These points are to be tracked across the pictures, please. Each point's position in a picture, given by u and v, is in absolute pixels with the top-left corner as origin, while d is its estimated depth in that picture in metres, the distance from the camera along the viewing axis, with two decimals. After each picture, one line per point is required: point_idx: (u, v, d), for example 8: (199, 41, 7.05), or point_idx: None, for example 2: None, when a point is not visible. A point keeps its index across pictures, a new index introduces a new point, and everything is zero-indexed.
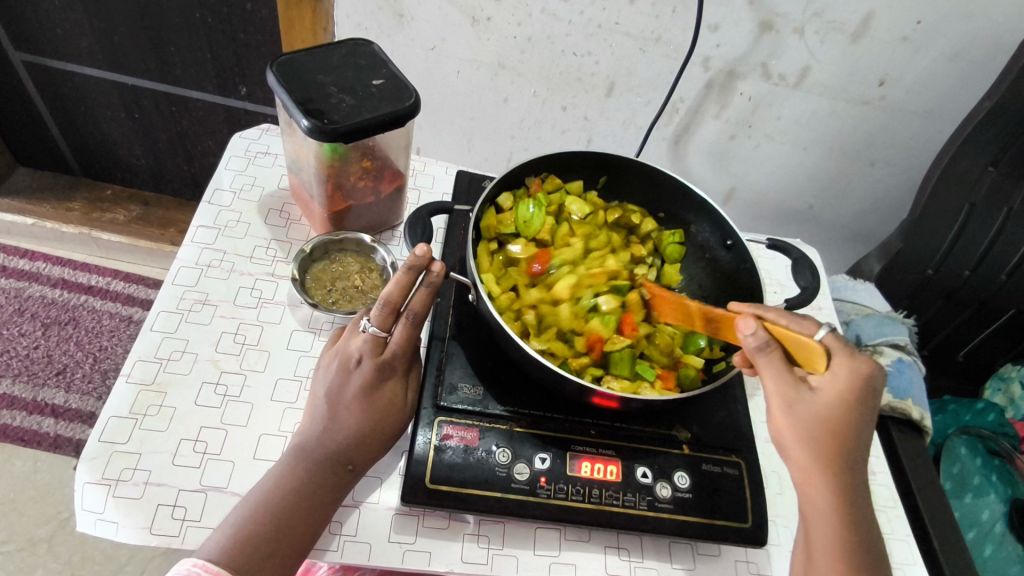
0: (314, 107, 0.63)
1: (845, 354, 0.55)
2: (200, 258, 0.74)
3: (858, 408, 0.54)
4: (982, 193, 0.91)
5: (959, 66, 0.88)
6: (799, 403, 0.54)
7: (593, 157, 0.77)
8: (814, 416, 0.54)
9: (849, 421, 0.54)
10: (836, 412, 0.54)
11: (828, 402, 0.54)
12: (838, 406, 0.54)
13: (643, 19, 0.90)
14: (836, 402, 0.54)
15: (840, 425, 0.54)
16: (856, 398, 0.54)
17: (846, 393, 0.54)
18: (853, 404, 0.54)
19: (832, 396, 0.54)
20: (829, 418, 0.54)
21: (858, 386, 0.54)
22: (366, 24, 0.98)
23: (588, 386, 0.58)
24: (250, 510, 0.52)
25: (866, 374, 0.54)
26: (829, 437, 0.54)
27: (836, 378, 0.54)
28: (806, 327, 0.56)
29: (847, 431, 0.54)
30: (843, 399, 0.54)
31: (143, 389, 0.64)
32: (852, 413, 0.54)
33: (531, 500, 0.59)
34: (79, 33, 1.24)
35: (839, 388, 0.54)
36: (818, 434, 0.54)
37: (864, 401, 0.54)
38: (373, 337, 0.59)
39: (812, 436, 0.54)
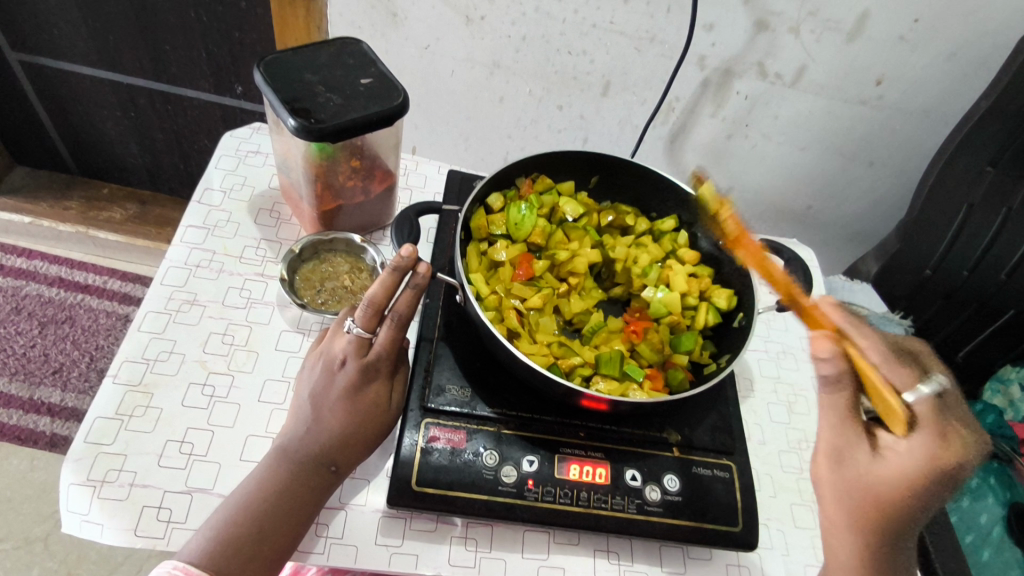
0: (301, 106, 0.63)
1: (930, 428, 0.46)
2: (189, 259, 0.74)
3: (919, 496, 0.47)
4: (980, 194, 0.90)
5: (957, 65, 0.87)
6: (847, 461, 0.51)
7: (585, 156, 0.76)
8: (859, 483, 0.50)
9: (902, 505, 0.48)
10: (885, 492, 0.48)
11: (880, 473, 0.48)
12: (887, 484, 0.48)
13: (638, 18, 0.90)
14: (887, 479, 0.48)
15: (891, 503, 0.48)
16: (920, 489, 0.47)
17: (906, 476, 0.47)
18: (911, 493, 0.47)
19: (887, 470, 0.48)
20: (875, 491, 0.49)
21: (924, 478, 0.46)
22: (359, 23, 0.98)
23: (576, 388, 0.58)
24: (231, 512, 0.52)
25: (946, 467, 0.45)
26: (869, 510, 0.50)
27: (902, 454, 0.47)
28: (904, 378, 0.49)
29: (902, 514, 0.48)
30: (898, 481, 0.47)
31: (130, 389, 0.63)
32: (910, 498, 0.47)
33: (519, 503, 0.58)
34: (75, 33, 1.24)
35: (900, 468, 0.47)
36: (854, 501, 0.50)
37: (936, 493, 0.46)
38: (357, 338, 0.59)
39: (849, 495, 0.51)
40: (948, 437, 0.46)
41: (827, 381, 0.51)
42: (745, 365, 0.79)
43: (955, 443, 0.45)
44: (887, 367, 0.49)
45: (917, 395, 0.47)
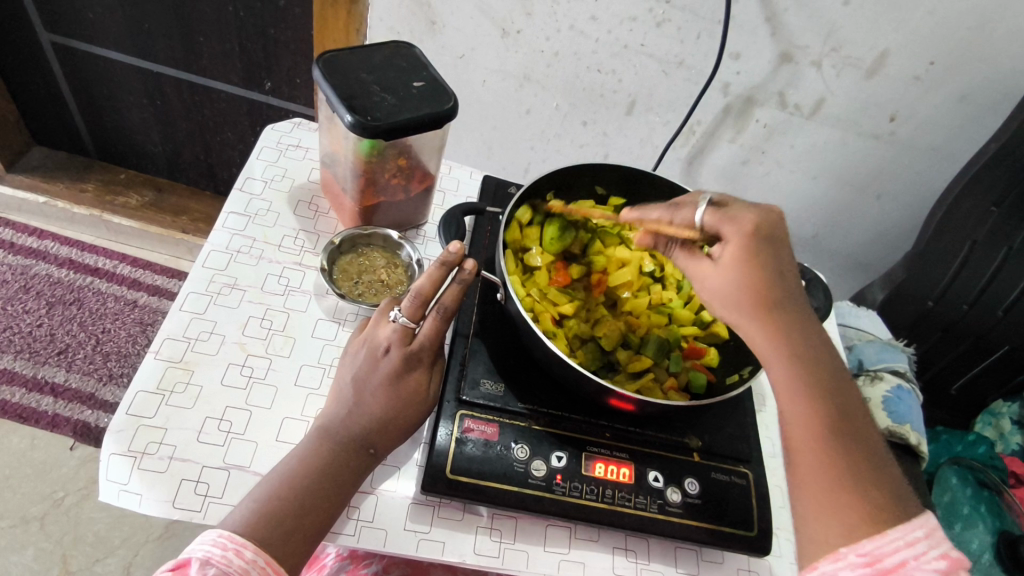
0: (358, 104, 0.66)
1: (724, 222, 0.56)
2: (230, 244, 0.76)
3: (767, 261, 0.55)
4: (985, 231, 0.94)
5: (967, 108, 0.92)
6: (704, 276, 0.58)
7: (622, 170, 0.80)
8: (721, 286, 0.56)
9: (776, 281, 0.55)
10: (751, 278, 0.55)
11: (735, 275, 0.55)
12: (745, 278, 0.55)
13: (668, 43, 0.94)
14: (731, 271, 0.55)
15: (760, 279, 0.55)
16: (763, 254, 0.55)
17: (745, 251, 0.55)
18: (758, 260, 0.55)
19: (731, 264, 0.55)
20: (754, 289, 0.55)
21: (749, 241, 0.54)
22: (399, 28, 1.01)
23: (608, 387, 0.60)
24: (275, 486, 0.54)
25: (756, 227, 0.55)
26: (755, 301, 0.55)
27: (729, 244, 0.55)
28: (683, 215, 0.58)
29: (774, 284, 0.55)
30: (746, 261, 0.55)
31: (171, 366, 0.65)
32: (769, 270, 0.55)
33: (546, 495, 0.60)
34: (110, 19, 1.26)
35: (738, 249, 0.55)
36: (764, 317, 0.55)
37: (767, 251, 0.55)
38: (403, 327, 0.62)
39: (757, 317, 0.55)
40: (738, 207, 0.57)
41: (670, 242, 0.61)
42: (759, 381, 0.81)
43: (745, 209, 0.56)
44: (672, 215, 0.59)
45: (701, 213, 0.57)
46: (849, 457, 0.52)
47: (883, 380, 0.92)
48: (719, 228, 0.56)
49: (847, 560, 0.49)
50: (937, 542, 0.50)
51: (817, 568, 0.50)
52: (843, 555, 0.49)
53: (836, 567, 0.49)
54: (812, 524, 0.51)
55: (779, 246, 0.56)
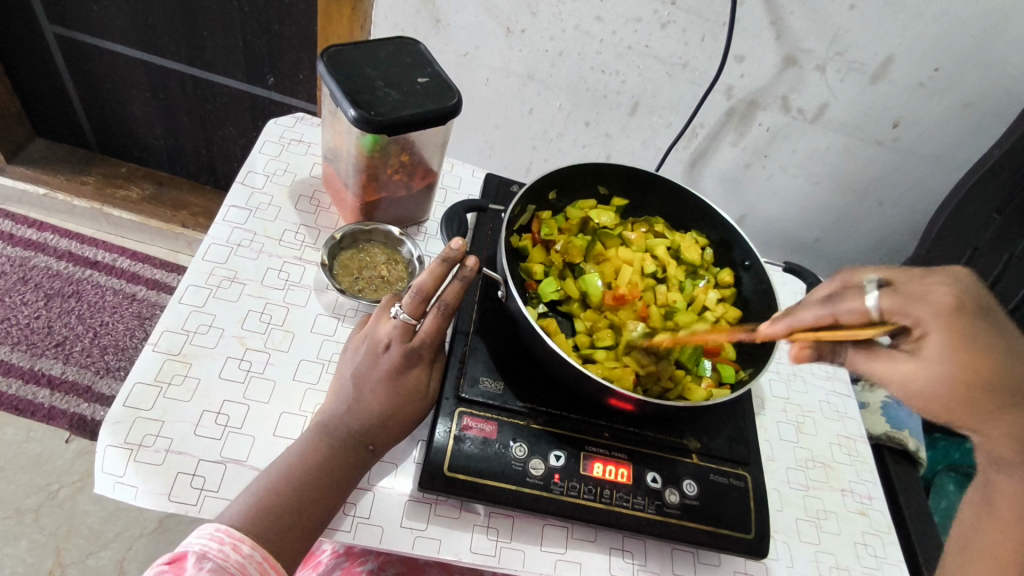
0: (363, 98, 0.65)
1: (911, 304, 0.55)
2: (230, 238, 0.75)
3: (976, 345, 0.54)
4: (986, 237, 0.93)
5: (969, 115, 0.92)
6: (906, 365, 0.56)
7: (624, 170, 0.80)
8: (934, 379, 0.54)
9: (998, 371, 0.54)
10: (960, 366, 0.54)
11: (945, 368, 0.54)
12: (955, 371, 0.54)
13: (673, 44, 0.94)
14: (938, 358, 0.54)
15: (988, 372, 0.54)
16: (977, 339, 0.54)
17: (953, 337, 0.54)
18: (969, 343, 0.54)
19: (938, 355, 0.54)
20: (969, 380, 0.54)
21: (955, 322, 0.54)
22: (403, 25, 1.01)
23: (608, 387, 0.60)
24: (273, 481, 0.54)
25: (956, 306, 0.54)
26: (964, 393, 0.54)
27: (926, 328, 0.55)
28: (850, 307, 0.56)
29: (994, 376, 0.55)
30: (955, 349, 0.54)
31: (169, 358, 0.64)
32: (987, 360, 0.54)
33: (544, 495, 0.60)
34: (115, 12, 1.26)
35: (940, 337, 0.54)
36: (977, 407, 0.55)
37: (974, 334, 0.54)
38: (403, 324, 0.62)
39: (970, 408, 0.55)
40: (920, 286, 0.56)
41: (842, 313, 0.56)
42: (759, 384, 0.81)
43: (940, 288, 0.55)
44: (835, 310, 0.56)
45: (874, 299, 0.55)
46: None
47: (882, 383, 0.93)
48: (904, 311, 0.55)
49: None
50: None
51: None
52: None
53: None
54: None
55: (989, 327, 0.55)
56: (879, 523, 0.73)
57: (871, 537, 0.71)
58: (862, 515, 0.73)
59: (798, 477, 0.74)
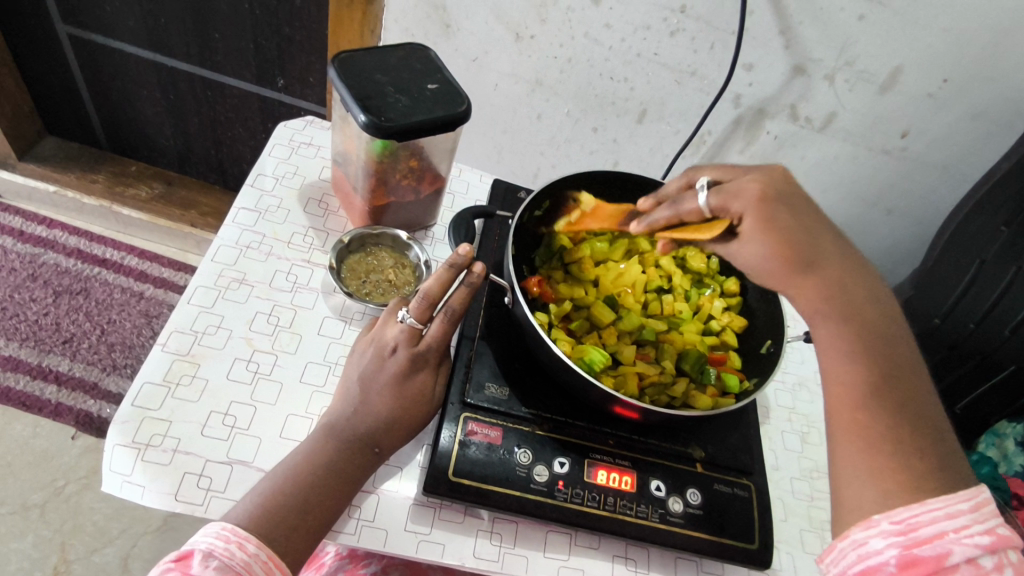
0: (372, 104, 0.66)
1: (732, 200, 0.59)
2: (240, 239, 0.76)
3: (789, 227, 0.57)
4: (993, 250, 0.92)
5: (978, 126, 0.92)
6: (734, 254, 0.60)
7: (629, 178, 0.80)
8: (742, 257, 0.59)
9: (802, 242, 0.57)
10: (776, 245, 0.57)
11: (756, 244, 0.57)
12: (768, 242, 0.57)
13: (682, 52, 0.94)
14: (756, 242, 0.57)
15: (795, 238, 0.57)
16: (783, 219, 0.57)
17: (765, 219, 0.57)
18: (780, 224, 0.57)
19: (752, 233, 0.58)
20: (782, 261, 0.57)
21: (763, 207, 0.57)
22: (413, 30, 1.02)
23: (613, 394, 0.60)
24: (278, 481, 0.55)
25: (762, 195, 0.58)
26: (788, 262, 0.57)
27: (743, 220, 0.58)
28: (688, 206, 0.61)
29: (802, 241, 0.57)
30: (767, 226, 0.57)
31: (178, 358, 0.65)
32: (799, 236, 0.57)
33: (548, 501, 0.60)
34: (127, 12, 1.27)
35: (755, 225, 0.57)
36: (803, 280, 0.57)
37: (787, 215, 0.57)
38: (409, 328, 0.62)
39: (794, 283, 0.57)
40: (739, 183, 0.60)
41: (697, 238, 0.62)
42: (763, 393, 0.81)
43: (748, 181, 0.60)
44: (678, 211, 0.61)
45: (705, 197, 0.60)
46: (896, 416, 0.52)
47: None
48: (728, 208, 0.59)
49: (880, 527, 0.48)
50: (982, 517, 0.47)
51: (850, 533, 0.49)
52: (876, 522, 0.48)
53: (868, 535, 0.48)
54: (850, 489, 0.51)
55: (793, 207, 0.58)
56: None
57: None
58: None
59: (802, 487, 0.74)
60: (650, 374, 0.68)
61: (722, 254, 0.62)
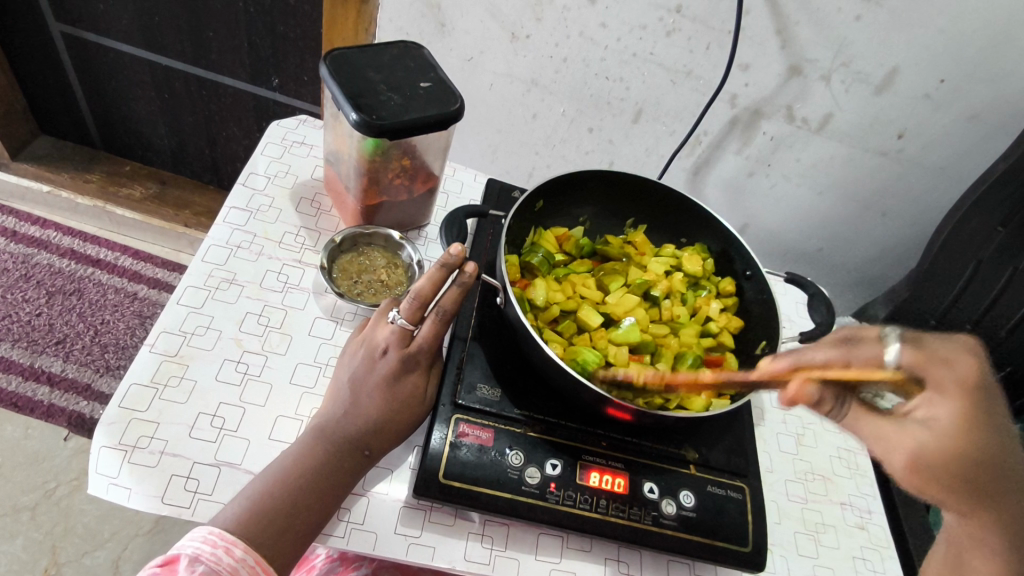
0: (364, 102, 0.65)
1: (935, 366, 0.51)
2: (230, 239, 0.75)
3: (992, 424, 0.50)
4: (990, 251, 0.92)
5: (975, 128, 0.91)
6: (916, 447, 0.51)
7: (625, 179, 0.79)
8: (926, 455, 0.50)
9: (997, 457, 0.50)
10: (971, 458, 0.49)
11: (947, 449, 0.50)
12: (964, 448, 0.49)
13: (678, 52, 0.93)
14: (950, 435, 0.49)
15: (985, 454, 0.50)
16: (989, 427, 0.50)
17: (971, 420, 0.49)
18: (981, 420, 0.50)
19: (951, 432, 0.50)
20: (968, 466, 0.50)
21: (974, 395, 0.50)
22: (407, 29, 1.01)
23: (605, 396, 0.60)
24: (266, 484, 0.54)
25: (974, 390, 0.50)
26: (976, 477, 0.50)
27: (944, 402, 0.50)
28: (864, 355, 0.53)
29: (994, 458, 0.50)
30: (967, 428, 0.49)
31: (167, 359, 0.64)
32: (992, 434, 0.50)
33: (540, 504, 0.60)
34: (121, 11, 1.26)
35: (959, 414, 0.50)
36: (979, 489, 0.51)
37: (988, 408, 0.50)
38: (400, 329, 0.62)
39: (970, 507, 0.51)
40: (952, 362, 0.51)
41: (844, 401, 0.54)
42: (758, 395, 0.81)
43: (957, 359, 0.51)
44: (851, 357, 0.53)
45: (895, 354, 0.52)
46: None
47: None
48: (927, 376, 0.51)
49: None
50: None
51: None
52: None
53: None
54: None
55: (996, 410, 0.50)
56: (878, 537, 0.72)
57: (867, 553, 0.70)
58: (861, 531, 0.72)
59: (797, 490, 0.73)
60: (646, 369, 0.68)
61: (883, 435, 0.53)
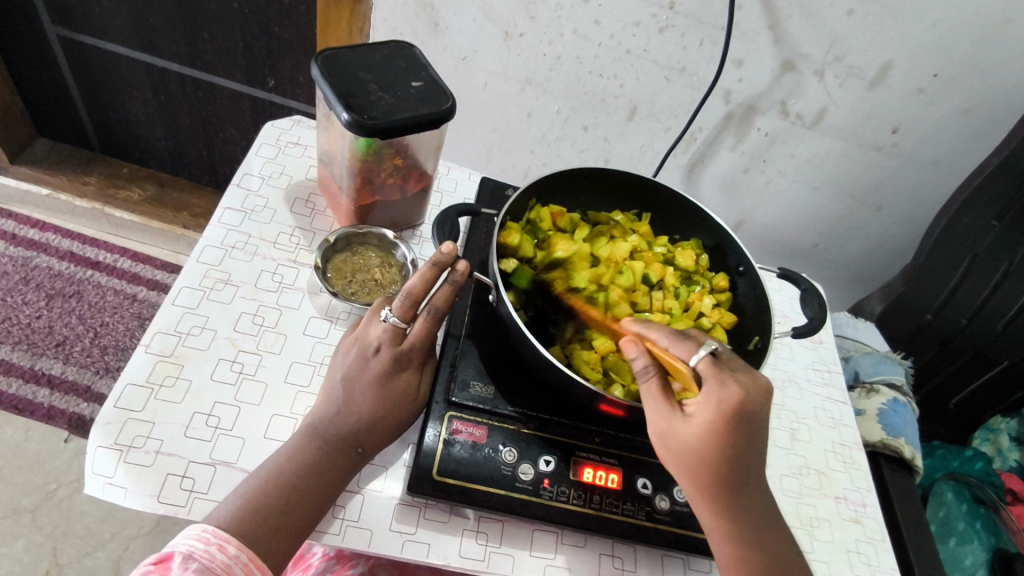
0: (355, 102, 0.65)
1: (715, 380, 0.52)
2: (225, 239, 0.76)
3: (734, 441, 0.52)
4: (985, 244, 0.92)
5: (968, 121, 0.91)
6: (669, 431, 0.54)
7: (619, 175, 0.80)
8: (682, 446, 0.54)
9: (727, 457, 0.53)
10: (704, 451, 0.53)
11: (691, 440, 0.53)
12: (702, 445, 0.53)
13: (671, 49, 0.94)
14: (699, 437, 0.52)
15: (716, 453, 0.53)
16: (730, 436, 0.52)
17: (716, 428, 0.52)
18: (727, 438, 0.52)
19: (697, 430, 0.53)
20: (702, 461, 0.53)
21: (729, 421, 0.51)
22: (401, 29, 1.01)
23: (599, 392, 0.60)
24: (259, 482, 0.54)
25: (727, 407, 0.51)
26: (700, 467, 0.54)
27: (701, 408, 0.52)
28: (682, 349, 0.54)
29: (725, 458, 0.53)
30: (710, 433, 0.52)
31: (162, 360, 0.65)
32: (730, 448, 0.53)
33: (534, 500, 0.60)
34: (117, 14, 1.27)
35: (707, 423, 0.52)
36: (706, 482, 0.54)
37: (740, 431, 0.52)
38: (393, 328, 0.61)
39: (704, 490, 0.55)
40: (721, 378, 0.52)
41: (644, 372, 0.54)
42: None
43: (733, 382, 0.52)
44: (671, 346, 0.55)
45: (696, 359, 0.53)
46: None
47: (879, 392, 0.92)
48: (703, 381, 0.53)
49: None
50: None
51: None
52: None
53: None
54: None
55: (748, 426, 0.52)
56: (873, 530, 0.72)
57: (863, 546, 0.70)
58: (855, 523, 0.72)
59: (792, 483, 0.73)
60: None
61: (661, 418, 0.54)
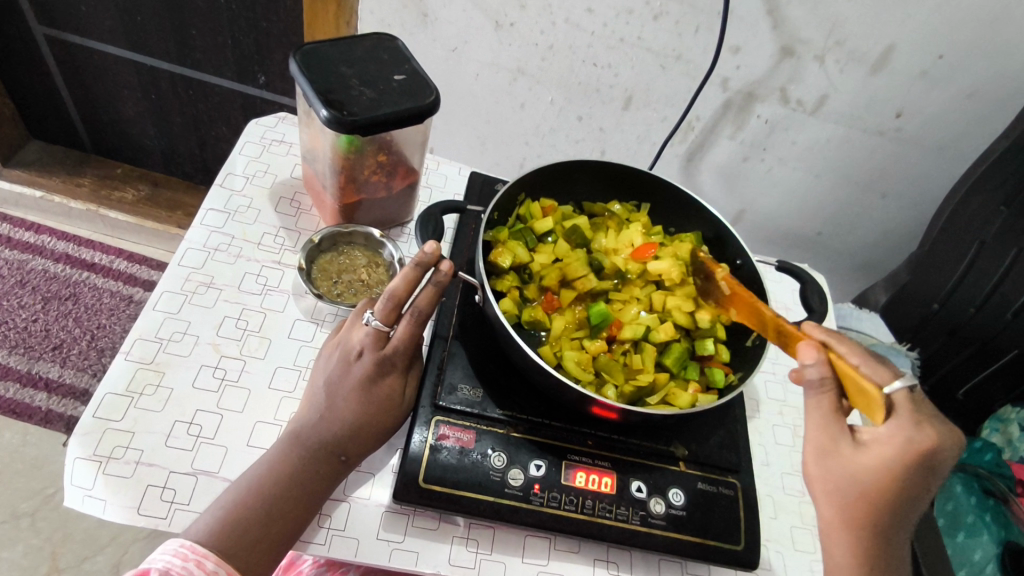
0: (335, 98, 0.63)
1: (909, 414, 0.50)
2: (208, 241, 0.74)
3: (911, 486, 0.50)
4: (993, 231, 0.89)
5: (975, 105, 0.88)
6: (833, 456, 0.52)
7: (610, 168, 0.77)
8: (847, 476, 0.52)
9: (893, 499, 0.51)
10: (869, 486, 0.51)
11: (862, 470, 0.51)
12: (874, 479, 0.51)
13: (666, 36, 0.91)
14: (875, 470, 0.51)
15: (888, 492, 0.50)
16: (908, 480, 0.50)
17: (896, 467, 0.50)
18: (904, 481, 0.50)
19: (871, 462, 0.51)
20: (868, 496, 0.51)
21: (912, 464, 0.50)
22: (389, 21, 0.99)
23: (588, 395, 0.58)
24: (239, 494, 0.53)
25: (918, 449, 0.49)
26: (858, 503, 0.52)
27: (885, 440, 0.50)
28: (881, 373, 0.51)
29: (896, 500, 0.51)
30: (885, 470, 0.50)
31: (142, 367, 0.63)
32: (900, 496, 0.51)
33: (524, 506, 0.58)
34: (104, 12, 1.25)
35: (888, 460, 0.50)
36: (859, 523, 0.52)
37: (919, 479, 0.50)
38: (375, 331, 0.59)
39: (846, 529, 0.52)
40: (916, 419, 0.50)
41: (820, 382, 0.52)
42: (752, 386, 0.79)
43: (928, 428, 0.50)
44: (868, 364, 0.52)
45: (895, 387, 0.50)
46: None
47: None
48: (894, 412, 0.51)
49: None
50: None
51: None
52: None
53: None
54: None
55: (927, 477, 0.50)
56: None
57: None
58: None
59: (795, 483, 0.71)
60: (633, 361, 0.68)
61: (826, 438, 0.52)
